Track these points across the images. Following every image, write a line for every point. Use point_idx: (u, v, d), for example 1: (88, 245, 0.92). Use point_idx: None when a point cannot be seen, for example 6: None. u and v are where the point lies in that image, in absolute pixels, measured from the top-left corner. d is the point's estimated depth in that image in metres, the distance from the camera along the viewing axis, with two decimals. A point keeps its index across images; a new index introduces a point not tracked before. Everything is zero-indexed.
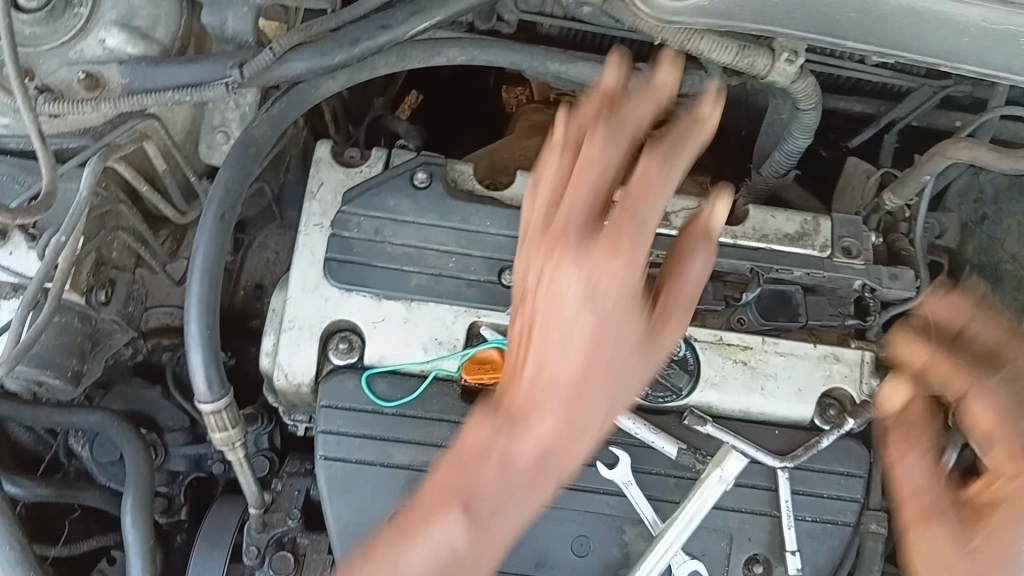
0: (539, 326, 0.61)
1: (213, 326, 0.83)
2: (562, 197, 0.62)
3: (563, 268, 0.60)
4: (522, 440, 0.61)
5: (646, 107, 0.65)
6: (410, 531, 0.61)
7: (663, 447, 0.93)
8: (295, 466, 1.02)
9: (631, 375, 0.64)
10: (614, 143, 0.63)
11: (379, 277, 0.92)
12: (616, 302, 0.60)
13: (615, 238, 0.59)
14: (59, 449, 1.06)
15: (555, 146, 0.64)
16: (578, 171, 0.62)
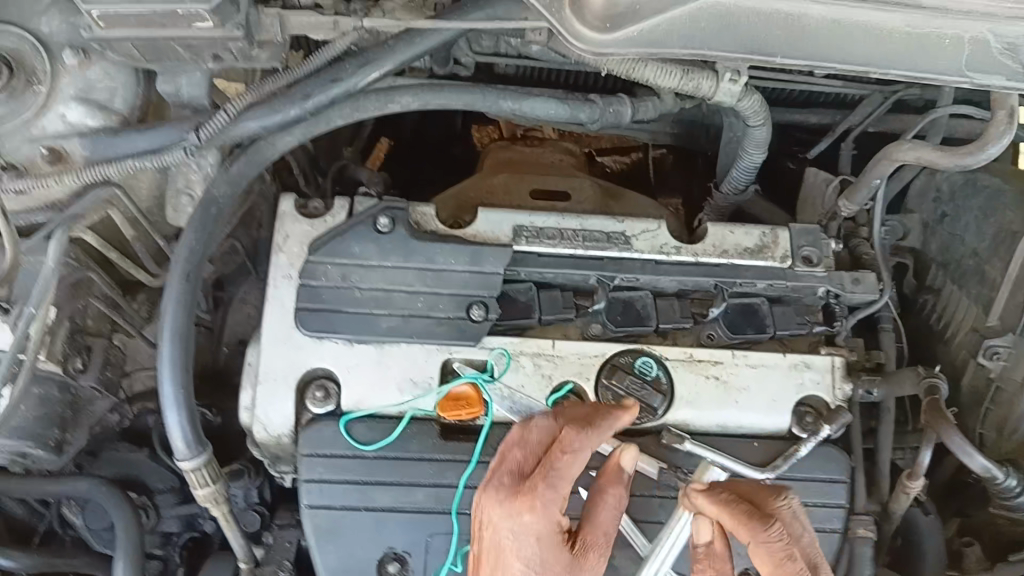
0: (491, 568, 0.79)
1: (186, 384, 0.85)
2: (498, 525, 0.77)
3: (507, 564, 0.77)
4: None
5: (575, 463, 0.77)
6: None
7: (643, 468, 0.94)
8: (286, 517, 1.05)
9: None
10: (550, 512, 0.76)
11: (350, 323, 0.94)
12: (542, 551, 0.77)
13: (534, 497, 0.76)
14: (53, 520, 1.08)
15: (497, 517, 0.77)
16: (516, 527, 0.76)
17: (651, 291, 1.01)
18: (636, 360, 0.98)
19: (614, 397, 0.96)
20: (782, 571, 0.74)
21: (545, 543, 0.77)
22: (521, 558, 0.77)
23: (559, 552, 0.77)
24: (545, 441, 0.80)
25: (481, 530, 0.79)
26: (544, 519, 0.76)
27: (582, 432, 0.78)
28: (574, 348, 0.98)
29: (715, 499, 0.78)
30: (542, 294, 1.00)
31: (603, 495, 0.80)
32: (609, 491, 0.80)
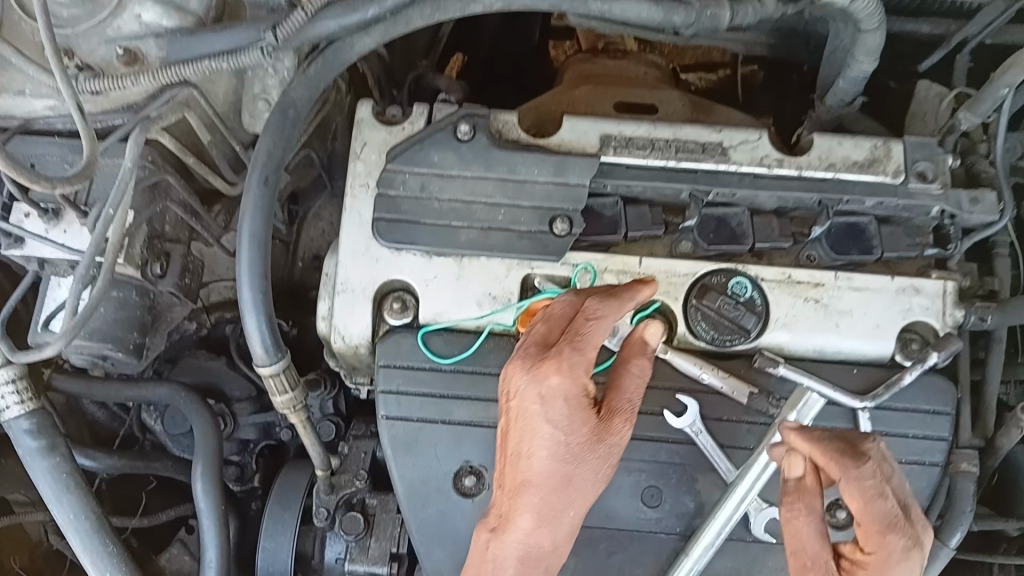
0: (518, 439, 0.76)
1: (266, 291, 0.83)
2: (524, 391, 0.75)
3: (535, 429, 0.75)
4: (510, 539, 0.78)
5: (600, 328, 0.77)
6: (479, 561, 0.80)
7: (733, 392, 0.89)
8: (361, 428, 1.05)
9: (593, 479, 0.79)
10: (577, 373, 0.75)
11: (428, 234, 0.90)
12: (568, 410, 0.75)
13: (559, 357, 0.75)
14: (133, 424, 1.11)
15: (523, 384, 0.75)
16: (542, 390, 0.74)
17: (748, 208, 0.95)
18: (730, 281, 0.91)
19: (704, 317, 0.91)
20: (873, 508, 0.73)
21: (574, 406, 0.75)
22: (549, 423, 0.75)
23: (586, 416, 0.76)
24: (567, 315, 0.79)
25: (508, 401, 0.77)
26: (572, 380, 0.75)
27: (605, 300, 0.78)
28: (662, 266, 0.92)
29: (808, 435, 0.75)
30: (629, 210, 0.94)
31: (628, 364, 0.79)
32: (634, 359, 0.80)
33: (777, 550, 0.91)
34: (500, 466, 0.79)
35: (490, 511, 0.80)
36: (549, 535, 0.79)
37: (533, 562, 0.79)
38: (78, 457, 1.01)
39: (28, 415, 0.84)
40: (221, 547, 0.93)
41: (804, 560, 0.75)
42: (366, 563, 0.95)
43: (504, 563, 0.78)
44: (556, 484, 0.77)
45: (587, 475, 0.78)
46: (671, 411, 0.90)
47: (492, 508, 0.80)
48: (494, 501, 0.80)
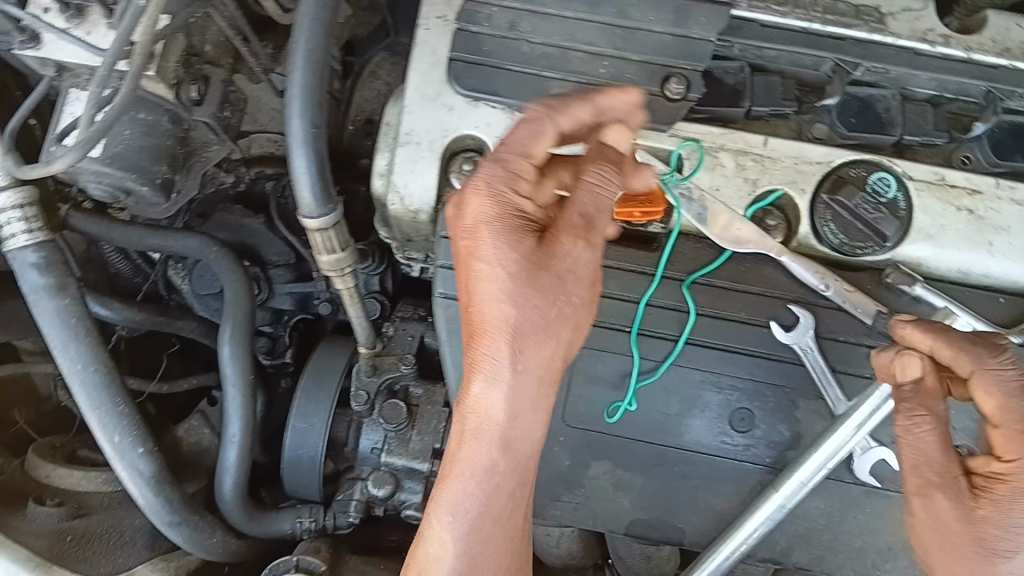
0: (466, 282, 0.63)
1: (321, 127, 0.68)
2: (457, 222, 0.64)
3: (469, 267, 0.63)
4: (467, 408, 0.64)
5: (524, 134, 0.63)
6: (449, 440, 0.66)
7: (857, 310, 0.75)
8: (408, 310, 0.93)
9: (552, 325, 0.62)
10: (495, 189, 0.62)
11: (513, 84, 0.75)
12: (490, 232, 0.61)
13: (487, 175, 0.62)
14: (158, 281, 1.01)
15: (455, 215, 0.64)
16: (464, 217, 0.62)
17: (900, 92, 0.78)
18: (872, 176, 0.75)
19: (834, 217, 0.75)
20: (1015, 404, 0.61)
21: (504, 231, 0.61)
22: (491, 256, 0.61)
23: (523, 240, 0.62)
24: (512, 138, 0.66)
25: (455, 248, 0.65)
26: (489, 197, 0.62)
27: (537, 103, 0.65)
28: (792, 150, 0.76)
29: (923, 332, 0.66)
30: (756, 78, 0.77)
31: (580, 177, 0.64)
32: (590, 167, 0.64)
33: (880, 496, 0.78)
34: (470, 329, 0.67)
35: (459, 383, 0.67)
36: (516, 404, 0.63)
37: (502, 439, 0.64)
38: (95, 306, 0.87)
39: (37, 248, 0.73)
40: (248, 421, 0.82)
41: (926, 473, 0.64)
42: (404, 457, 0.84)
43: (471, 440, 0.64)
44: (515, 326, 0.62)
45: (541, 320, 0.62)
46: (780, 324, 0.76)
47: (463, 379, 0.66)
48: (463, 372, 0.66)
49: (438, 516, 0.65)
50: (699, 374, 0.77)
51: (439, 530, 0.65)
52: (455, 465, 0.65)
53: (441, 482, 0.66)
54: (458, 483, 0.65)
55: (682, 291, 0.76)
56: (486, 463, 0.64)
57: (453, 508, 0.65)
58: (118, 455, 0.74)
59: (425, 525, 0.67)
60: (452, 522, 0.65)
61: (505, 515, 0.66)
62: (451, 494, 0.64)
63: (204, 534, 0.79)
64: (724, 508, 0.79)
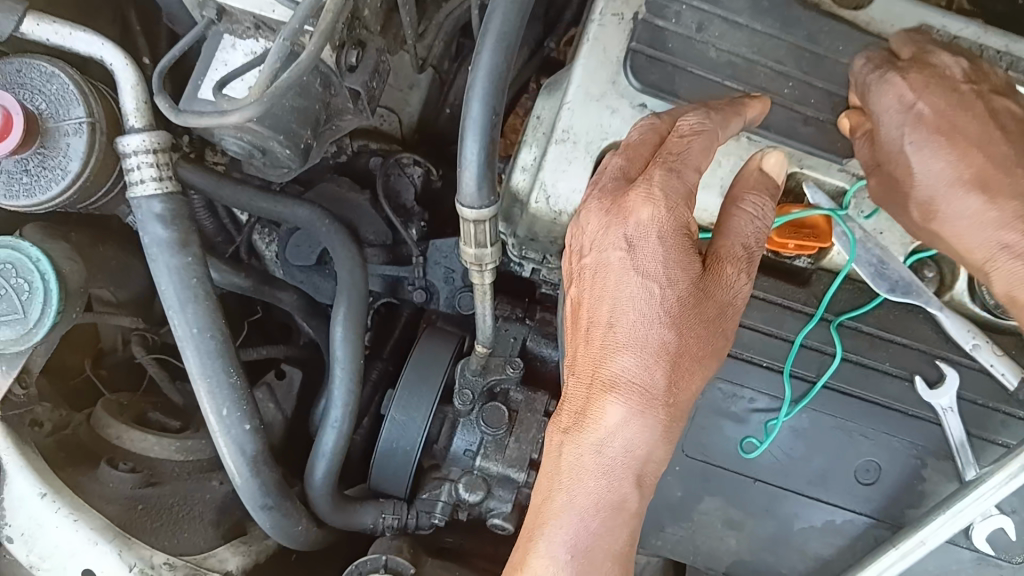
0: (599, 296, 0.62)
1: (500, 113, 0.64)
2: (605, 236, 0.61)
3: (620, 284, 0.61)
4: (591, 440, 0.62)
5: (700, 147, 0.61)
6: (559, 463, 0.64)
7: (1003, 375, 0.73)
8: (508, 309, 0.89)
9: (698, 354, 0.61)
10: (674, 204, 0.59)
11: (693, 88, 0.72)
12: (649, 247, 0.60)
13: (643, 184, 0.60)
14: (242, 246, 0.95)
15: (601, 228, 0.61)
16: (628, 229, 0.60)
17: None
18: None
19: None
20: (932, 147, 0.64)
21: (672, 251, 0.59)
22: (638, 273, 0.60)
23: (688, 261, 0.60)
24: (652, 142, 0.63)
25: (583, 259, 0.63)
26: (666, 212, 0.59)
27: (704, 113, 0.62)
28: None
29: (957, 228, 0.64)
30: None
31: (739, 202, 0.62)
32: (749, 194, 0.62)
33: (989, 564, 0.77)
34: (577, 348, 0.64)
35: (562, 407, 0.64)
36: (644, 434, 0.61)
37: (626, 467, 0.62)
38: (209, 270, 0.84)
39: (164, 198, 0.69)
40: (349, 406, 0.78)
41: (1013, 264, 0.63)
42: (500, 464, 0.80)
43: (591, 466, 0.62)
44: (654, 349, 0.60)
45: (693, 348, 0.61)
46: (923, 380, 0.74)
47: (565, 402, 0.64)
48: (568, 395, 0.64)
49: (550, 552, 0.63)
50: (832, 421, 0.74)
51: (553, 567, 0.63)
52: (576, 500, 0.63)
53: (551, 506, 0.64)
54: (572, 512, 0.63)
55: (831, 331, 0.74)
56: (611, 498, 0.63)
57: (570, 544, 0.63)
58: (223, 428, 0.70)
59: (525, 556, 0.65)
60: (568, 559, 0.63)
61: (622, 552, 0.64)
62: (570, 528, 0.63)
63: (291, 520, 0.75)
64: (832, 559, 0.76)
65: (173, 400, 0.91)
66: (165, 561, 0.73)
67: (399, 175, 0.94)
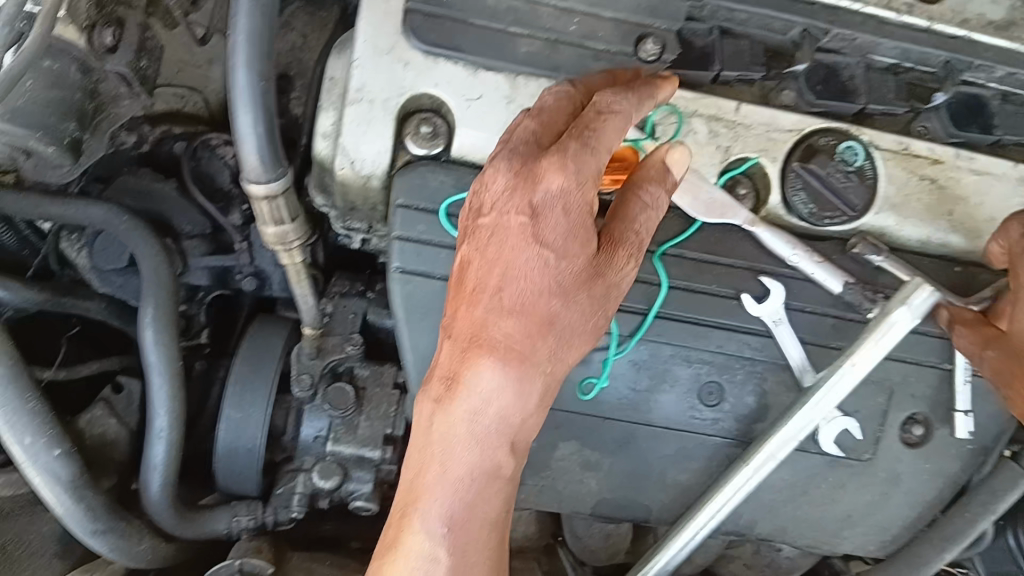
0: (491, 262, 0.57)
1: (269, 79, 0.59)
2: (508, 199, 0.56)
3: (515, 250, 0.56)
4: (465, 410, 0.57)
5: (616, 126, 0.57)
6: (428, 432, 0.59)
7: (827, 280, 0.74)
8: (346, 284, 0.85)
9: (581, 331, 0.59)
10: (584, 180, 0.55)
11: (475, 39, 0.70)
12: (555, 218, 0.56)
13: (558, 154, 0.55)
14: (50, 256, 0.88)
15: (507, 190, 0.57)
16: (536, 197, 0.55)
17: (862, 59, 0.77)
18: (841, 144, 0.74)
19: (805, 187, 0.74)
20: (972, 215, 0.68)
21: (575, 224, 0.56)
22: (538, 241, 0.56)
23: (588, 236, 0.57)
24: (565, 111, 0.61)
25: (478, 221, 0.58)
26: (575, 187, 0.55)
27: (621, 93, 0.58)
28: (765, 116, 0.74)
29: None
30: (725, 42, 0.74)
31: (637, 189, 0.60)
32: (648, 184, 0.60)
33: (839, 464, 0.79)
34: (456, 309, 0.59)
35: (433, 372, 0.59)
36: (517, 406, 0.58)
37: (499, 438, 0.58)
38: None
39: None
40: (176, 414, 0.74)
41: None
42: (353, 447, 0.78)
43: (465, 435, 0.57)
44: (537, 321, 0.57)
45: (575, 323, 0.58)
46: (751, 296, 0.74)
47: (437, 369, 0.59)
48: (439, 361, 0.59)
49: (424, 528, 0.58)
50: (667, 349, 0.74)
51: (428, 543, 0.58)
52: (450, 470, 0.58)
53: (421, 479, 0.59)
54: (445, 484, 0.58)
55: (656, 263, 0.73)
56: (486, 468, 0.58)
57: (446, 517, 0.58)
58: (30, 457, 0.65)
59: (397, 535, 0.59)
60: (442, 535, 0.58)
61: (495, 525, 0.60)
62: (446, 501, 0.58)
63: (131, 541, 0.71)
64: (691, 484, 0.77)
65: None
66: None
67: (207, 159, 0.87)
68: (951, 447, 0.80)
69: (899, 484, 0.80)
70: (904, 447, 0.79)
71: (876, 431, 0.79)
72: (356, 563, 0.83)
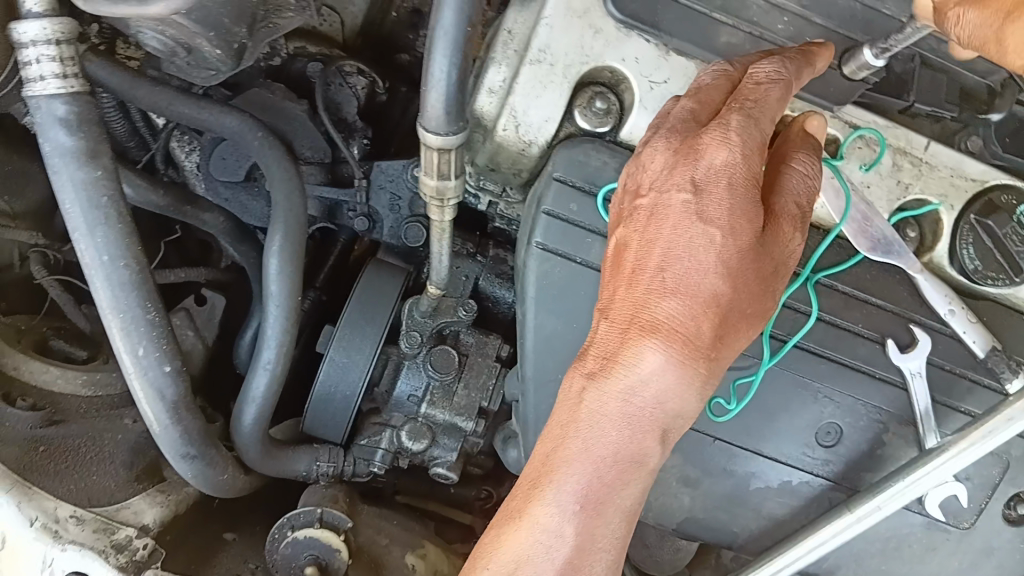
0: (648, 240, 0.54)
1: (477, 25, 0.54)
2: (669, 176, 0.54)
3: (678, 227, 0.52)
4: (620, 389, 0.53)
5: (778, 95, 0.54)
6: (575, 408, 0.55)
7: (972, 342, 0.70)
8: (458, 242, 0.80)
9: (748, 314, 0.54)
10: (751, 152, 0.52)
11: (676, 19, 0.64)
12: (721, 192, 0.52)
13: (722, 126, 0.52)
14: (158, 153, 0.83)
15: (668, 166, 0.54)
16: (698, 170, 0.53)
17: None
18: (1021, 206, 0.70)
19: (975, 241, 0.70)
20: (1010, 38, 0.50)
21: (736, 195, 0.52)
22: (703, 217, 0.52)
23: (755, 212, 0.52)
24: (723, 88, 0.57)
25: (638, 201, 0.55)
26: (741, 159, 0.52)
27: (778, 61, 0.55)
28: (952, 160, 0.70)
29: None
30: (924, 72, 0.70)
31: (787, 160, 0.56)
32: (794, 153, 0.56)
33: (937, 528, 0.76)
34: (614, 292, 0.55)
35: (588, 351, 0.56)
36: (679, 392, 0.53)
37: (651, 421, 0.53)
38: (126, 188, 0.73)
39: (68, 99, 0.57)
40: (284, 344, 0.71)
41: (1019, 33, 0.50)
42: (447, 413, 0.75)
43: (618, 414, 0.53)
44: (704, 301, 0.52)
45: (743, 306, 0.53)
46: (895, 344, 0.71)
47: (592, 346, 0.56)
48: (594, 340, 0.56)
49: (553, 504, 0.54)
50: (799, 381, 0.71)
51: (557, 517, 0.54)
52: (592, 450, 0.54)
53: (555, 455, 0.55)
54: (584, 463, 0.54)
55: (810, 292, 0.69)
56: (631, 451, 0.54)
57: (579, 494, 0.54)
58: (139, 369, 0.62)
59: (524, 505, 0.55)
60: (575, 513, 0.54)
61: (627, 514, 0.55)
62: (581, 476, 0.54)
63: (215, 469, 0.69)
64: (785, 519, 0.74)
65: (79, 324, 0.81)
66: (71, 514, 0.66)
67: (341, 84, 0.84)
68: None
69: (991, 559, 0.77)
70: (1006, 523, 0.77)
71: (982, 503, 0.76)
72: (420, 528, 0.81)
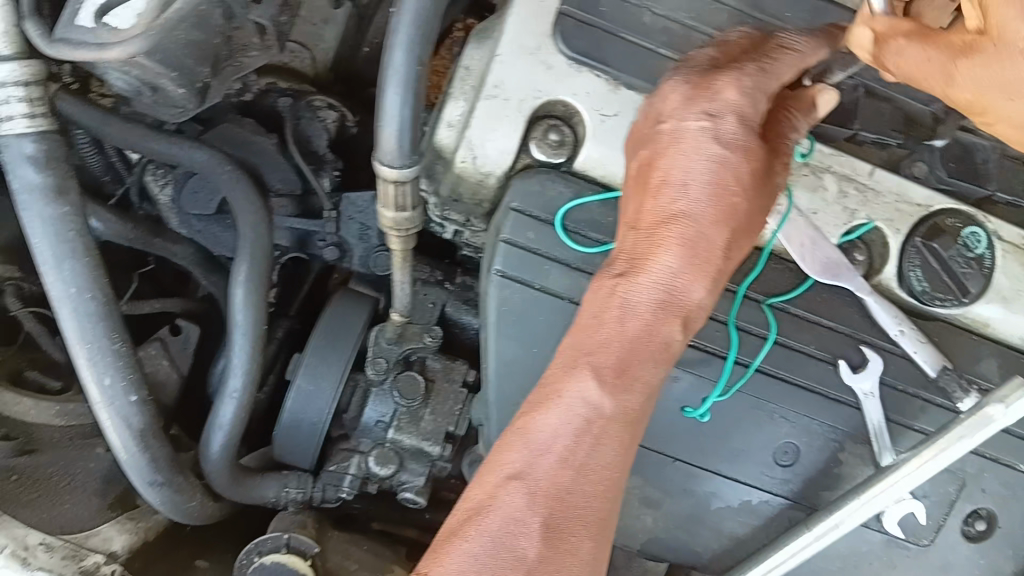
0: (669, 154, 0.58)
1: (426, 63, 0.57)
2: (688, 107, 0.59)
3: (694, 149, 0.57)
4: (643, 286, 0.56)
5: (792, 62, 0.61)
6: (600, 313, 0.57)
7: (923, 362, 0.72)
8: (425, 270, 0.83)
9: (752, 229, 0.59)
10: (758, 96, 0.58)
11: (620, 54, 0.68)
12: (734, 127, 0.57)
13: (733, 75, 0.58)
14: (133, 187, 0.86)
15: (687, 99, 0.59)
16: (713, 104, 0.58)
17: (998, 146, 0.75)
18: (965, 228, 0.73)
19: (922, 264, 0.72)
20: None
21: (749, 133, 0.57)
22: (718, 143, 0.57)
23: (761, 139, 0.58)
24: (746, 45, 0.63)
25: (660, 124, 0.60)
26: (750, 102, 0.58)
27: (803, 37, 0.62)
28: (896, 185, 0.73)
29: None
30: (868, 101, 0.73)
31: (784, 116, 0.61)
32: (791, 111, 0.61)
33: (898, 545, 0.78)
34: (636, 200, 0.60)
35: (615, 256, 0.59)
36: (692, 291, 0.57)
37: (668, 317, 0.57)
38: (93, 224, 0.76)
39: (36, 138, 0.60)
40: (250, 370, 0.74)
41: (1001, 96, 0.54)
42: (414, 438, 0.76)
43: (637, 311, 0.56)
44: (719, 211, 0.57)
45: (750, 218, 0.59)
46: (847, 363, 0.73)
47: (618, 252, 0.59)
48: (620, 247, 0.59)
49: (569, 400, 0.55)
50: (755, 402, 0.73)
51: (580, 407, 0.55)
52: (609, 346, 0.56)
53: (579, 355, 0.57)
54: (601, 360, 0.56)
55: (766, 313, 0.72)
56: (649, 343, 0.56)
57: (597, 392, 0.55)
58: (105, 399, 0.63)
59: (540, 405, 0.56)
60: (584, 412, 0.55)
61: (633, 415, 0.57)
62: (597, 364, 0.56)
63: (183, 496, 0.70)
64: (746, 539, 0.75)
65: (53, 355, 0.83)
66: (41, 541, 0.67)
67: (310, 120, 0.87)
68: (1013, 548, 0.78)
69: None
70: (964, 540, 0.78)
71: (940, 520, 0.78)
72: (389, 553, 0.82)
